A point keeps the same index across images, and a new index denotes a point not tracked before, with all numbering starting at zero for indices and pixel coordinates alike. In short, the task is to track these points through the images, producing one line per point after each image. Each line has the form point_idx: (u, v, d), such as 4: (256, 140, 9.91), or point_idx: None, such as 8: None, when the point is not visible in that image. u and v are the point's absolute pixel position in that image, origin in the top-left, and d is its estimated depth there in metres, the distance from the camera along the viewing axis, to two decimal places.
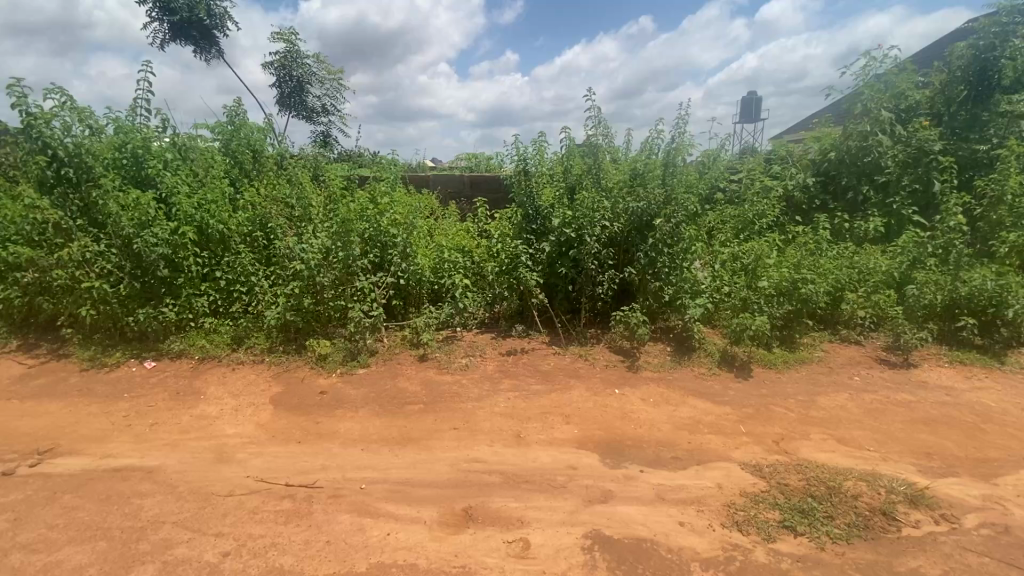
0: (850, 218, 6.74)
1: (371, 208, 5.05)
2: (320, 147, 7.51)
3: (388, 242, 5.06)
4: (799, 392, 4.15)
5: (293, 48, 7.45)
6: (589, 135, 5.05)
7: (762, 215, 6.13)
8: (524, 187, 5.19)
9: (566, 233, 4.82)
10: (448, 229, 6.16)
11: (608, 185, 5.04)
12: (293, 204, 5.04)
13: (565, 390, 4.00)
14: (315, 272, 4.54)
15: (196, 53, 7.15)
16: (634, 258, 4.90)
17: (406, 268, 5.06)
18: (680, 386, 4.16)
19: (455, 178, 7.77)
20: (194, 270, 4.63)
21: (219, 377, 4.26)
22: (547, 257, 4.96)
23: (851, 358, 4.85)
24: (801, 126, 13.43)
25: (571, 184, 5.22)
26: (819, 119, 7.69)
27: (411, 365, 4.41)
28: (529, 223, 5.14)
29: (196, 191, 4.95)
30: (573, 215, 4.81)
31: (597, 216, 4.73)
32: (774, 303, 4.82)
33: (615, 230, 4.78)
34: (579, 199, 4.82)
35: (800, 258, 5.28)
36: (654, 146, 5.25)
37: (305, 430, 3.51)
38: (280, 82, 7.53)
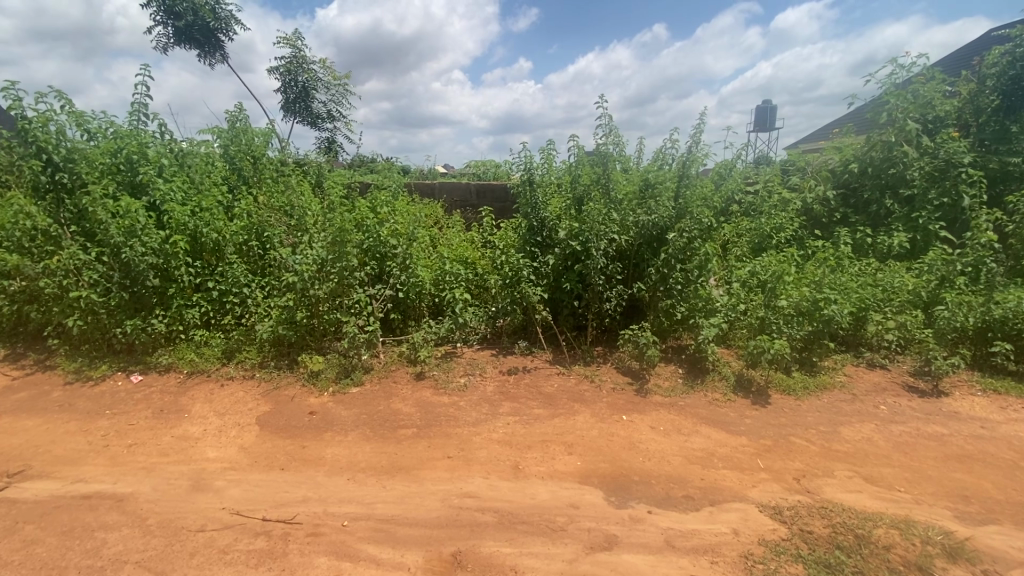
0: (873, 232, 6.42)
1: (370, 218, 4.87)
2: (324, 154, 7.37)
3: (387, 252, 4.86)
4: (820, 422, 3.85)
5: (299, 53, 7.32)
6: (600, 144, 4.79)
7: (779, 229, 5.85)
8: (529, 197, 4.93)
9: (572, 246, 4.57)
10: (452, 240, 5.97)
11: (617, 197, 4.78)
12: (290, 212, 4.86)
13: (569, 416, 3.75)
14: (309, 285, 4.34)
15: (200, 57, 7.05)
16: (644, 274, 4.64)
17: (405, 279, 4.84)
18: (692, 413, 3.89)
19: (461, 187, 7.57)
20: (186, 280, 4.47)
21: (207, 393, 4.07)
22: (552, 270, 4.73)
23: (876, 384, 4.53)
24: (818, 136, 13.12)
25: (580, 194, 4.96)
26: (840, 129, 7.39)
27: (407, 384, 4.19)
28: (534, 234, 4.90)
29: (190, 199, 4.79)
30: (580, 227, 4.56)
31: (606, 229, 4.48)
32: (793, 324, 4.56)
33: (624, 243, 4.53)
34: (587, 210, 4.57)
35: (822, 275, 4.99)
36: (667, 156, 4.99)
37: (290, 455, 3.30)
38: (285, 87, 7.39)
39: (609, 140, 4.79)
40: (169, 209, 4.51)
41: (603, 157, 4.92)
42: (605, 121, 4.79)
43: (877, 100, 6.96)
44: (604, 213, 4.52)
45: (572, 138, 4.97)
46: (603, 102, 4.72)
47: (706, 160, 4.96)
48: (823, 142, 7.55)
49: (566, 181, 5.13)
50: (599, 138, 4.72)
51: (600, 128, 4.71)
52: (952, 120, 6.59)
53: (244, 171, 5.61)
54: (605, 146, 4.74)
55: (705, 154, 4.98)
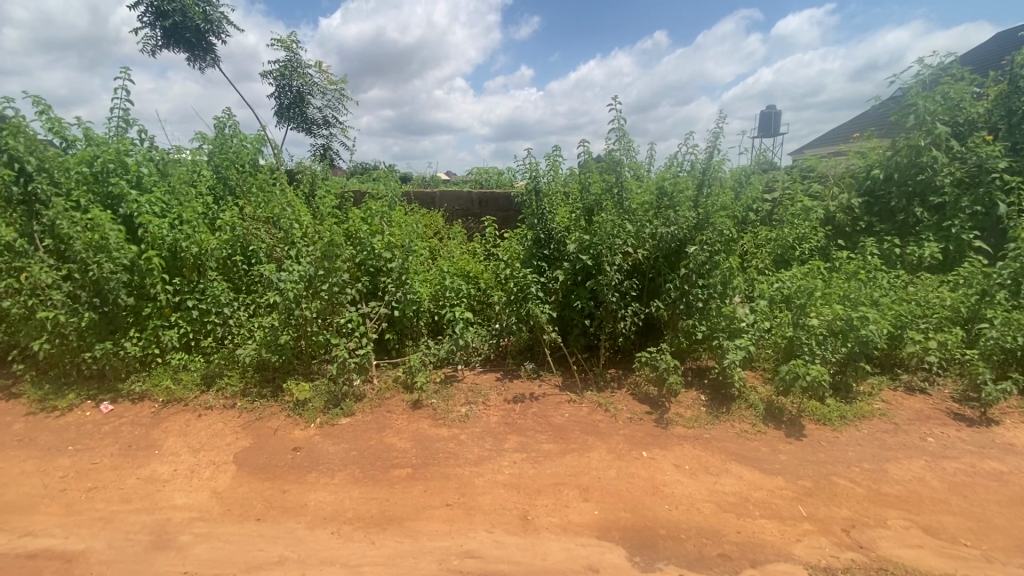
0: (902, 242, 6.02)
1: (363, 230, 4.52)
2: (320, 161, 7.03)
3: (382, 267, 4.51)
4: (863, 459, 3.45)
5: (295, 57, 7.02)
6: (615, 149, 4.39)
7: (802, 240, 5.48)
8: (535, 207, 4.55)
9: (584, 260, 4.19)
10: (452, 252, 5.61)
11: (632, 207, 4.41)
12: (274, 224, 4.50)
13: (583, 452, 3.36)
14: (295, 304, 3.97)
15: (189, 60, 6.73)
16: (661, 290, 4.26)
17: (401, 296, 4.46)
18: (719, 448, 3.49)
19: (463, 196, 7.23)
20: (164, 299, 4.13)
21: (182, 425, 3.69)
22: (561, 287, 4.35)
23: (918, 411, 4.12)
24: (827, 138, 12.75)
25: (593, 204, 4.55)
26: (861, 133, 7.02)
27: (402, 414, 3.81)
28: (540, 248, 4.52)
29: (170, 210, 4.44)
30: (591, 240, 4.18)
31: (621, 241, 4.08)
32: (825, 344, 4.17)
33: (640, 257, 4.15)
34: (599, 221, 4.19)
35: (854, 290, 4.59)
36: (687, 161, 4.60)
37: (268, 502, 2.90)
38: (280, 93, 7.09)
39: (625, 144, 4.38)
40: (144, 221, 4.15)
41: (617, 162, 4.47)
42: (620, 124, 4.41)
43: (902, 102, 6.57)
44: (617, 224, 4.13)
45: (581, 143, 4.58)
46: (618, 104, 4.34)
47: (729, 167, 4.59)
48: (843, 146, 7.16)
49: (576, 190, 4.75)
50: (615, 143, 4.32)
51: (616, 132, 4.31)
52: (983, 122, 6.21)
53: (229, 180, 5.25)
54: (621, 151, 4.34)
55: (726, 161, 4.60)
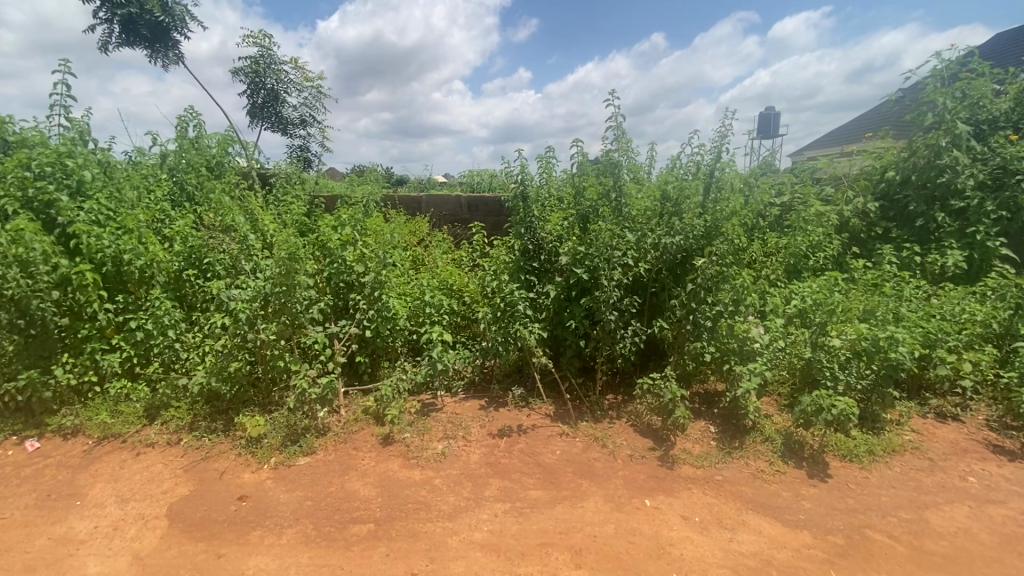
0: (922, 250, 5.57)
1: (332, 241, 4.05)
2: (297, 163, 6.56)
3: (354, 281, 4.04)
4: (900, 506, 2.98)
5: (268, 53, 6.52)
6: (614, 150, 3.94)
7: (816, 248, 5.03)
8: (524, 214, 4.08)
9: (578, 274, 3.72)
10: (436, 262, 5.15)
11: (632, 214, 3.95)
12: (230, 233, 4.03)
13: (575, 501, 2.88)
14: (249, 326, 3.49)
15: (151, 56, 6.29)
16: (666, 308, 3.79)
17: (373, 314, 3.96)
18: (734, 494, 3.02)
19: (451, 200, 6.77)
20: (103, 319, 3.67)
21: (115, 468, 3.22)
22: (552, 304, 3.88)
23: (954, 444, 3.65)
24: (831, 138, 12.33)
25: (588, 210, 4.10)
26: (874, 132, 6.56)
27: (370, 452, 3.33)
28: (529, 259, 4.05)
29: (114, 219, 3.98)
30: (585, 251, 3.72)
31: (620, 252, 3.61)
32: (848, 368, 3.71)
33: (641, 271, 3.69)
34: (594, 229, 3.73)
35: (878, 305, 4.12)
36: (693, 163, 4.16)
37: (197, 571, 2.42)
38: (253, 91, 6.59)
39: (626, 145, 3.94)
40: (79, 231, 3.69)
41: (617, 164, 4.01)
42: (619, 122, 3.96)
43: (919, 99, 6.12)
44: (615, 234, 3.66)
45: (575, 142, 4.11)
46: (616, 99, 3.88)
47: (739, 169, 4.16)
48: (855, 147, 6.71)
49: (570, 195, 4.29)
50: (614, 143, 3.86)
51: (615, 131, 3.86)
52: (1007, 120, 5.75)
53: (187, 185, 4.79)
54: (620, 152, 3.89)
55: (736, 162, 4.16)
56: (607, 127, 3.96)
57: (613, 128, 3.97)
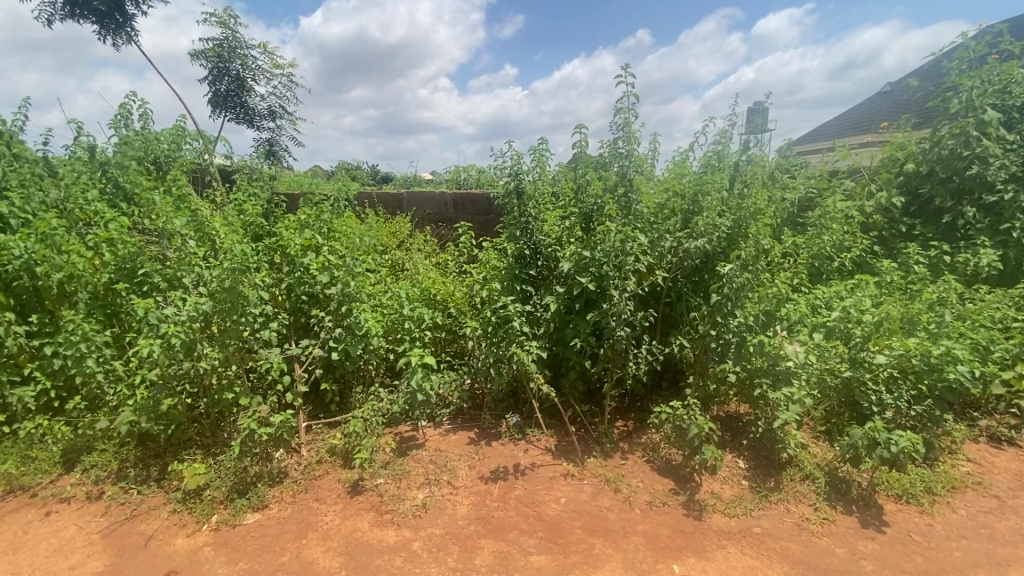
0: (951, 249, 5.09)
1: (293, 247, 3.43)
2: (264, 159, 5.89)
3: (318, 294, 3.43)
4: (978, 565, 2.47)
5: (233, 35, 5.73)
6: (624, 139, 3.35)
7: (841, 247, 4.51)
8: (518, 213, 3.49)
9: (583, 284, 3.16)
10: (418, 269, 4.56)
11: (643, 213, 3.39)
12: (166, 237, 3.37)
13: (588, 570, 2.31)
14: (184, 352, 2.86)
15: (97, 34, 5.56)
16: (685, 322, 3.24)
17: (341, 333, 3.35)
18: (780, 553, 2.47)
19: (435, 198, 6.17)
20: (11, 344, 3.04)
21: (15, 532, 2.60)
22: (552, 318, 3.30)
23: (1019, 476, 3.15)
24: (832, 129, 11.89)
25: (593, 207, 3.51)
26: (892, 122, 6.07)
27: (334, 506, 2.73)
28: (525, 267, 3.47)
29: (29, 223, 3.34)
30: (592, 257, 3.15)
31: (634, 257, 3.04)
32: (896, 391, 3.19)
33: (657, 279, 3.13)
34: (601, 230, 3.16)
35: (922, 314, 3.61)
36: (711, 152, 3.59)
37: None
38: (215, 79, 5.79)
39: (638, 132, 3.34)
40: None
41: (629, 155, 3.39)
42: (631, 106, 3.37)
43: (942, 85, 5.62)
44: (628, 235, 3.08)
45: (577, 129, 3.51)
46: (628, 77, 3.28)
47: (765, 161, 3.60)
48: (871, 138, 6.22)
49: (570, 190, 3.70)
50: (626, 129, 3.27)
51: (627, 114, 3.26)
52: None
53: (122, 179, 4.10)
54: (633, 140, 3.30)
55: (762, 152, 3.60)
56: (617, 111, 3.36)
57: (623, 112, 3.38)
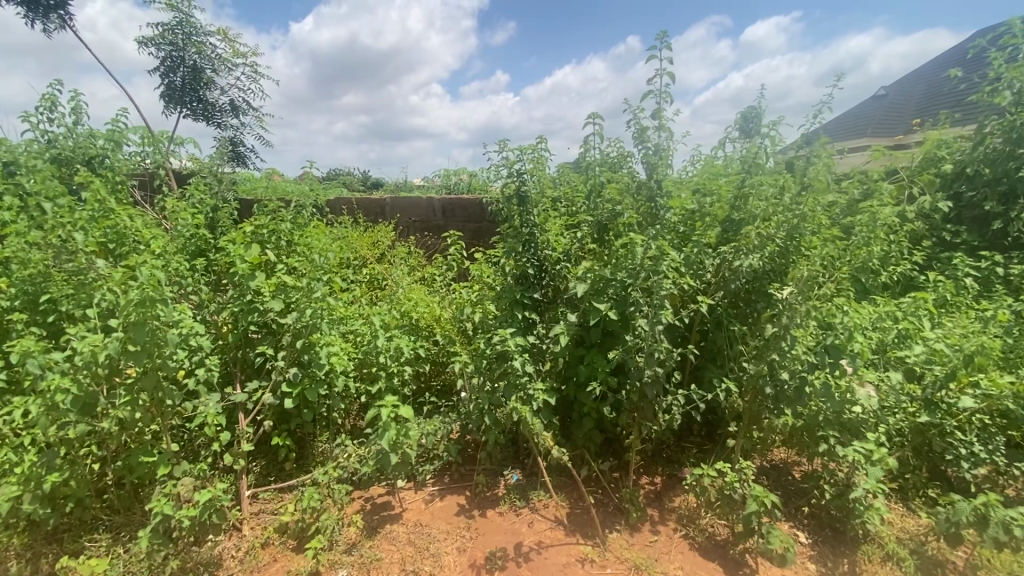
0: (1004, 260, 4.50)
1: (237, 265, 2.74)
2: (225, 159, 5.20)
3: (272, 325, 2.76)
4: None
5: (188, 20, 5.07)
6: (653, 129, 2.68)
7: (888, 258, 3.91)
8: (518, 223, 2.82)
9: (601, 312, 2.50)
10: (400, 287, 3.88)
11: (672, 222, 2.75)
12: (69, 252, 2.66)
13: None
14: (76, 409, 2.15)
15: (24, 16, 4.87)
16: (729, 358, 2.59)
17: (297, 375, 2.66)
18: None
19: (422, 204, 5.52)
20: None
21: None
22: (562, 353, 2.63)
23: None
24: (840, 129, 11.37)
25: (609, 215, 2.85)
26: (927, 119, 5.49)
27: None
28: (528, 289, 2.79)
29: None
30: (613, 278, 2.49)
31: (672, 278, 2.38)
32: (991, 442, 2.56)
33: (695, 305, 2.48)
34: (627, 244, 2.50)
35: (1005, 342, 2.99)
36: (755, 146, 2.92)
37: None
38: (168, 70, 5.15)
39: (671, 122, 2.69)
40: None
41: (658, 149, 2.73)
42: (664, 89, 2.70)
43: (984, 77, 5.06)
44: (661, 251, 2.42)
45: (592, 118, 2.84)
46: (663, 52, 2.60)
47: (820, 158, 2.97)
48: (903, 137, 5.64)
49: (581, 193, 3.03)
50: (656, 116, 2.60)
51: (659, 98, 2.60)
52: None
53: (35, 181, 3.38)
54: (664, 130, 2.64)
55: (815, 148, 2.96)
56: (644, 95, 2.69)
57: (654, 96, 2.72)
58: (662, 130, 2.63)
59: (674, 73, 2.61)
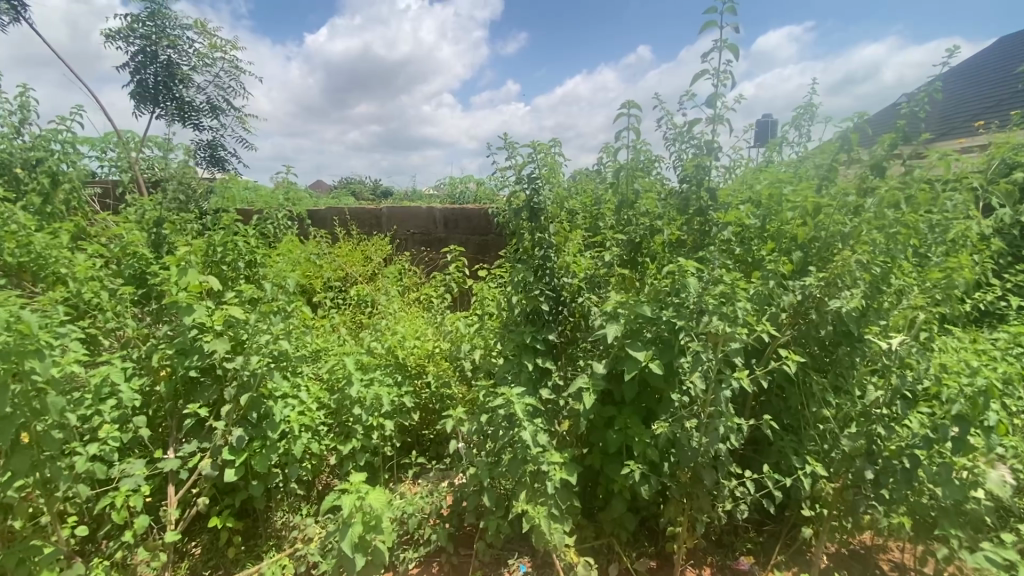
0: None
1: (175, 295, 2.17)
2: (193, 156, 4.64)
3: (219, 372, 2.19)
4: None
5: (160, 11, 4.64)
6: (704, 121, 2.05)
7: (979, 283, 3.24)
8: (532, 241, 2.19)
9: (640, 366, 1.87)
10: (390, 314, 3.29)
11: (728, 241, 2.13)
12: None
13: None
14: None
15: None
16: (809, 425, 1.96)
17: (243, 437, 2.07)
18: None
19: (421, 214, 4.95)
20: None
21: None
22: (586, 417, 1.99)
23: None
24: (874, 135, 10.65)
25: (646, 232, 2.22)
26: (998, 119, 4.79)
27: None
28: (540, 327, 2.14)
29: None
30: (657, 320, 1.86)
31: (740, 321, 1.74)
32: None
33: (769, 357, 1.84)
34: (675, 273, 1.88)
35: None
36: (846, 135, 2.25)
37: None
38: (138, 66, 4.68)
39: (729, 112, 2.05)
40: None
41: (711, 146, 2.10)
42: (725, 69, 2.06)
43: None
44: (723, 285, 1.79)
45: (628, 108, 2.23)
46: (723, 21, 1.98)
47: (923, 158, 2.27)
48: (969, 141, 4.95)
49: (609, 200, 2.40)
50: (712, 103, 1.97)
51: (715, 79, 1.97)
52: None
53: None
54: (722, 122, 2.01)
55: (917, 147, 2.27)
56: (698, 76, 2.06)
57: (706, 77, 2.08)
58: (720, 122, 2.00)
59: (735, 47, 1.98)
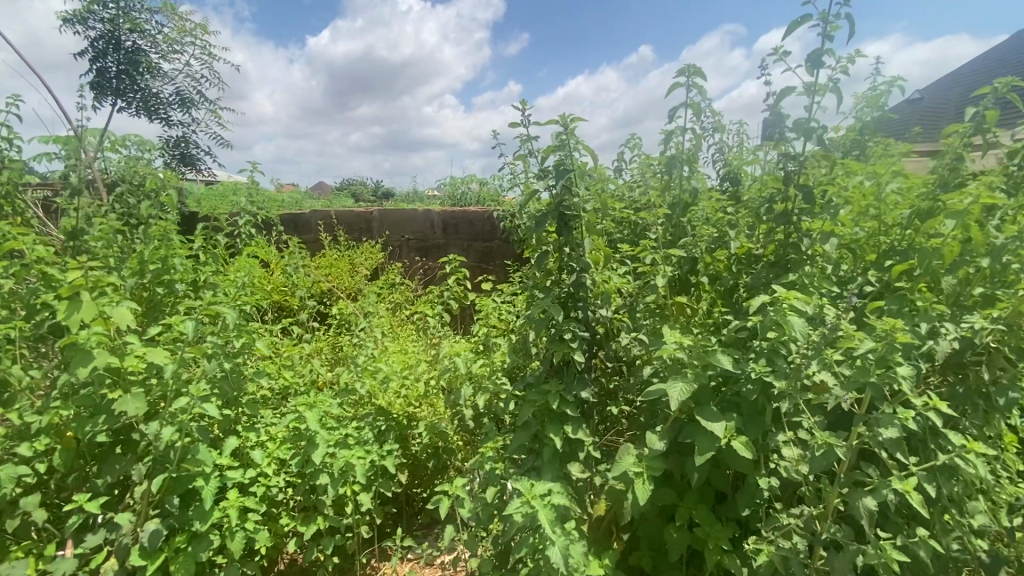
0: None
1: (73, 333, 1.60)
2: (159, 155, 4.04)
3: (135, 438, 1.61)
4: None
5: None
6: (800, 92, 1.47)
7: None
8: (557, 260, 1.61)
9: (720, 442, 1.29)
10: (377, 341, 2.72)
11: (824, 258, 1.55)
12: None
13: None
14: None
15: None
16: (975, 531, 1.31)
17: (161, 530, 1.51)
18: None
19: (418, 218, 4.38)
20: None
21: None
22: (636, 508, 1.41)
23: None
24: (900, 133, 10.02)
25: (710, 243, 1.73)
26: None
27: None
28: (576, 381, 1.52)
29: None
30: (749, 376, 1.30)
31: (875, 385, 1.17)
32: None
33: (922, 438, 1.22)
34: (770, 309, 1.31)
35: None
36: (982, 111, 1.60)
37: None
38: (97, 52, 4.06)
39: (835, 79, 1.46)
40: None
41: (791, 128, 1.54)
42: (832, 18, 1.47)
43: None
44: (846, 332, 1.21)
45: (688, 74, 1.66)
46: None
47: None
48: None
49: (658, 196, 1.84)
50: (815, 62, 1.40)
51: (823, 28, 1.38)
52: None
53: None
54: (826, 92, 1.42)
55: None
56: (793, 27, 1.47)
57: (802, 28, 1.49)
58: (824, 90, 1.42)
59: None
